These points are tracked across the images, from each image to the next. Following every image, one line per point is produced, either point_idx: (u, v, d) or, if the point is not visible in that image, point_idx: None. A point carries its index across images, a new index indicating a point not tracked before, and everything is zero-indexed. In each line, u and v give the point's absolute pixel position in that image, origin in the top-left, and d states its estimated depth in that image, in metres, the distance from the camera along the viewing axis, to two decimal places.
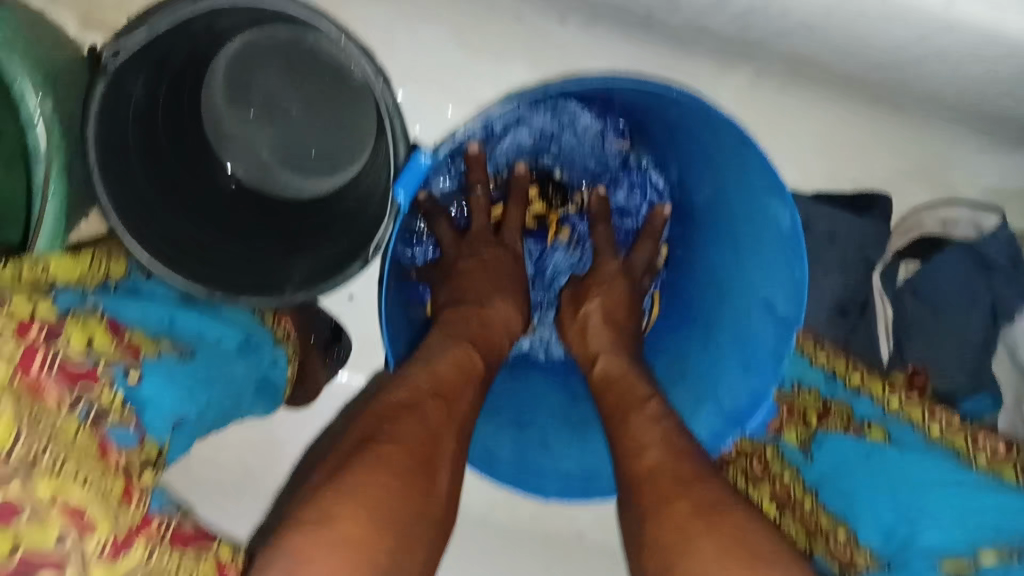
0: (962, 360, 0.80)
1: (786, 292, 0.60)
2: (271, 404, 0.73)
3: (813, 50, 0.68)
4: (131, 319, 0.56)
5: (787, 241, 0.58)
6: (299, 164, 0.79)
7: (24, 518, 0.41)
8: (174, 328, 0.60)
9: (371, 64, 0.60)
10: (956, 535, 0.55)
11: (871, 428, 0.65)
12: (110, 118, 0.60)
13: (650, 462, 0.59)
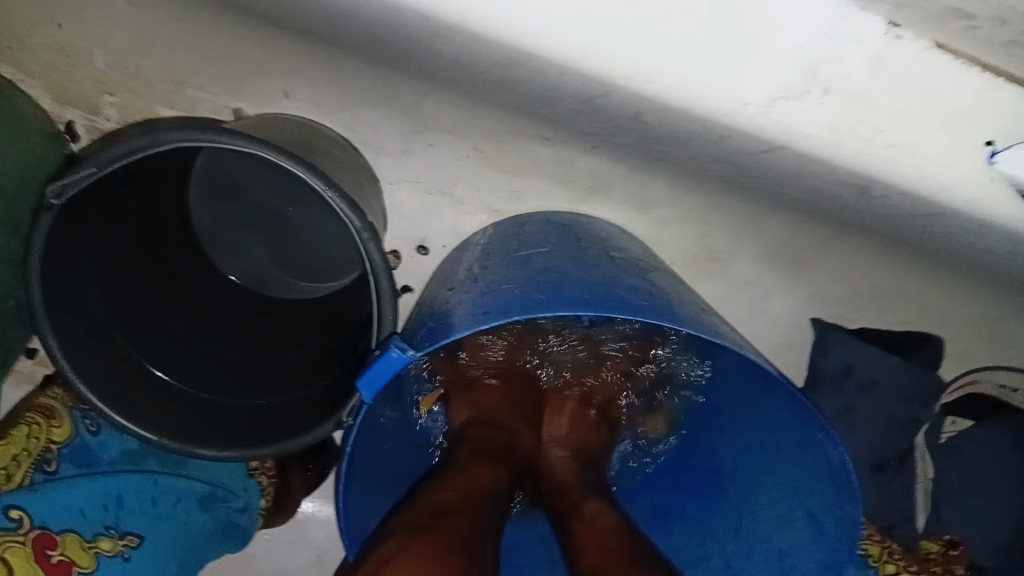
0: (1001, 542, 0.71)
1: (830, 527, 0.52)
2: (243, 543, 0.63)
3: (879, 224, 0.59)
4: (63, 523, 0.49)
5: (833, 472, 0.50)
6: (290, 262, 0.71)
7: None
8: (120, 514, 0.52)
9: (357, 220, 0.50)
10: None
11: None
12: (58, 242, 0.52)
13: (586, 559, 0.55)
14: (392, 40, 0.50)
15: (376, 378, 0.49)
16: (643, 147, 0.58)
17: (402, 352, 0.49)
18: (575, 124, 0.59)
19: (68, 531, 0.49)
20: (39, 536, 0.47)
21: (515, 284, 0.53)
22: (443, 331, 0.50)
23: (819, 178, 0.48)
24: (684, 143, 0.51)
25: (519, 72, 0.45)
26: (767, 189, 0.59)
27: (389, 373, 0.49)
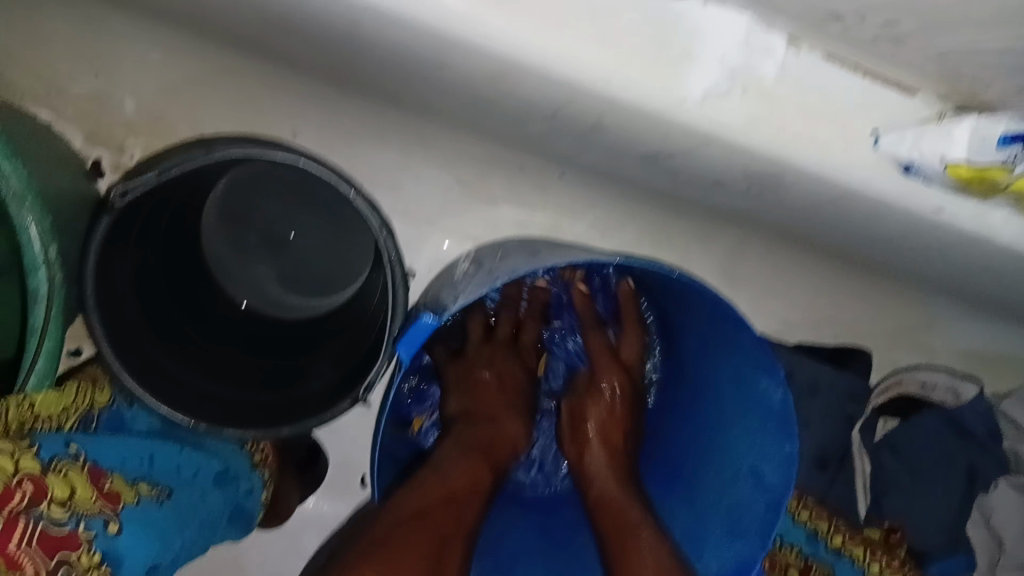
0: (935, 526, 0.80)
1: (772, 467, 0.60)
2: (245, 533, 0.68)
3: (806, 227, 0.69)
4: (110, 464, 0.56)
5: (775, 415, 0.59)
6: (294, 282, 0.79)
7: None
8: (153, 468, 0.59)
9: (375, 218, 0.59)
10: None
11: None
12: (110, 242, 0.59)
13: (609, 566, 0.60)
14: (397, 69, 0.59)
15: (411, 341, 0.58)
16: (609, 166, 0.68)
17: (431, 318, 0.58)
18: (550, 146, 0.68)
19: (115, 470, 0.56)
20: (92, 468, 0.54)
21: (513, 269, 0.63)
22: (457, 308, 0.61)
23: (751, 175, 0.57)
24: (641, 150, 0.60)
25: (505, 87, 0.54)
26: (712, 200, 0.68)
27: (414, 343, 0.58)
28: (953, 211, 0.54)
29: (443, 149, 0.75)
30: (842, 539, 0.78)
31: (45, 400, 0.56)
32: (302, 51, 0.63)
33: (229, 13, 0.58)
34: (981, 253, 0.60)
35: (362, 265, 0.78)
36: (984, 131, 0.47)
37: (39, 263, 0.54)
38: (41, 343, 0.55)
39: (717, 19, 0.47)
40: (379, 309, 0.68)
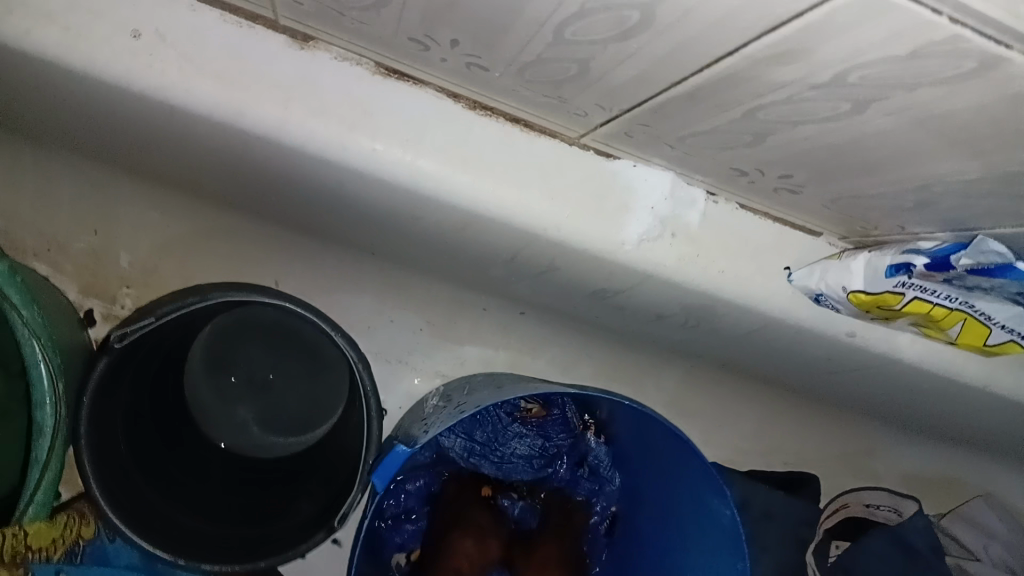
0: None
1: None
2: None
3: (743, 359, 0.77)
4: None
5: (731, 533, 0.63)
6: (271, 423, 0.82)
7: None
8: None
9: (354, 351, 0.65)
10: None
11: None
12: (106, 380, 0.64)
13: None
14: (375, 222, 0.67)
15: None
16: (565, 305, 0.76)
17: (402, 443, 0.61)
18: (513, 290, 0.76)
19: None
20: None
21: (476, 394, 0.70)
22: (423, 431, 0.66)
23: (688, 308, 0.65)
24: (589, 289, 0.68)
25: (473, 236, 0.62)
26: (658, 333, 0.76)
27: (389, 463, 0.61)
28: (862, 334, 0.61)
29: (414, 293, 0.83)
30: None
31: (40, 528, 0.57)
32: (288, 208, 0.70)
33: (228, 176, 0.66)
34: (898, 375, 0.67)
35: (335, 406, 0.82)
36: (875, 265, 0.54)
37: (46, 398, 0.58)
38: (41, 474, 0.59)
39: (647, 177, 0.57)
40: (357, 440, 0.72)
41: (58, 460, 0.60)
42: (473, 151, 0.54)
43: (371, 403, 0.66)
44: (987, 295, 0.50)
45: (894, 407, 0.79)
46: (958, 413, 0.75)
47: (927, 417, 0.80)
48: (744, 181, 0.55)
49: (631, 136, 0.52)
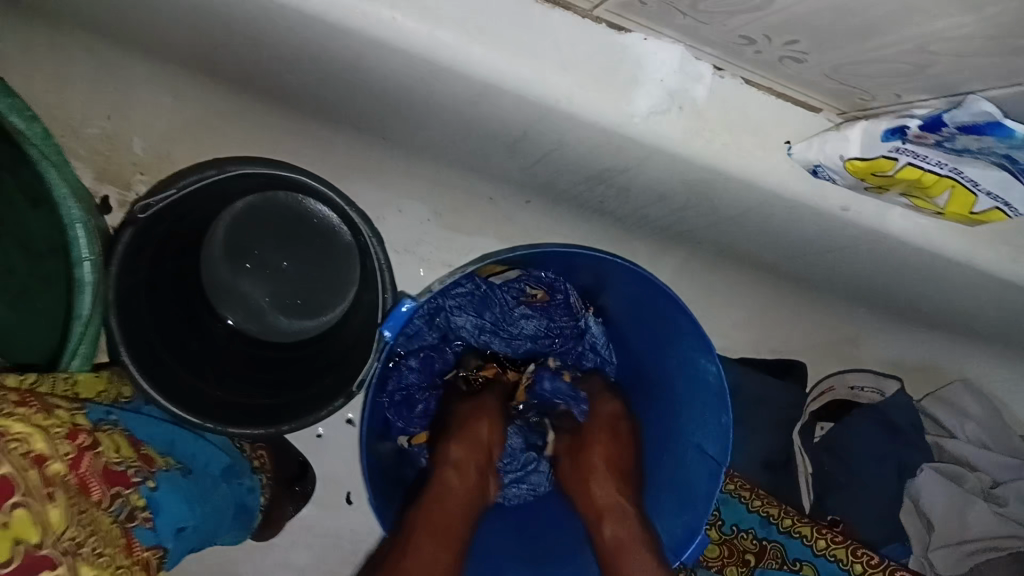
0: (875, 518, 0.86)
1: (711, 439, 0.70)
2: (241, 535, 0.73)
3: (739, 242, 0.80)
4: (143, 435, 0.56)
5: (716, 390, 0.68)
6: (287, 311, 0.86)
7: None
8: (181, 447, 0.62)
9: (367, 228, 0.66)
10: None
11: (802, 566, 0.76)
12: (132, 257, 0.64)
13: (609, 534, 0.71)
14: (386, 101, 0.69)
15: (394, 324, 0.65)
16: (567, 189, 0.78)
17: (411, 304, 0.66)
18: (517, 173, 0.79)
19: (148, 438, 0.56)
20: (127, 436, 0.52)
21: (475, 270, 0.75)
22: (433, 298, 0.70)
23: (689, 185, 0.67)
24: (595, 169, 0.70)
25: (483, 111, 0.64)
26: (657, 216, 0.79)
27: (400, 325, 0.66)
28: (855, 210, 0.65)
29: (420, 180, 0.85)
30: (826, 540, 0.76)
31: (88, 380, 0.58)
32: (298, 88, 0.72)
33: (241, 53, 0.67)
34: (892, 254, 0.70)
35: (342, 293, 0.86)
36: (874, 130, 0.56)
37: (83, 259, 0.64)
38: (83, 328, 0.64)
39: (656, 51, 0.59)
40: (370, 317, 0.75)
41: (97, 321, 0.64)
42: (488, 19, 0.55)
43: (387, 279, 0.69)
44: (973, 161, 0.54)
45: (880, 287, 0.83)
46: (943, 293, 0.79)
47: (910, 298, 0.84)
48: (746, 52, 0.57)
49: (644, 4, 0.54)
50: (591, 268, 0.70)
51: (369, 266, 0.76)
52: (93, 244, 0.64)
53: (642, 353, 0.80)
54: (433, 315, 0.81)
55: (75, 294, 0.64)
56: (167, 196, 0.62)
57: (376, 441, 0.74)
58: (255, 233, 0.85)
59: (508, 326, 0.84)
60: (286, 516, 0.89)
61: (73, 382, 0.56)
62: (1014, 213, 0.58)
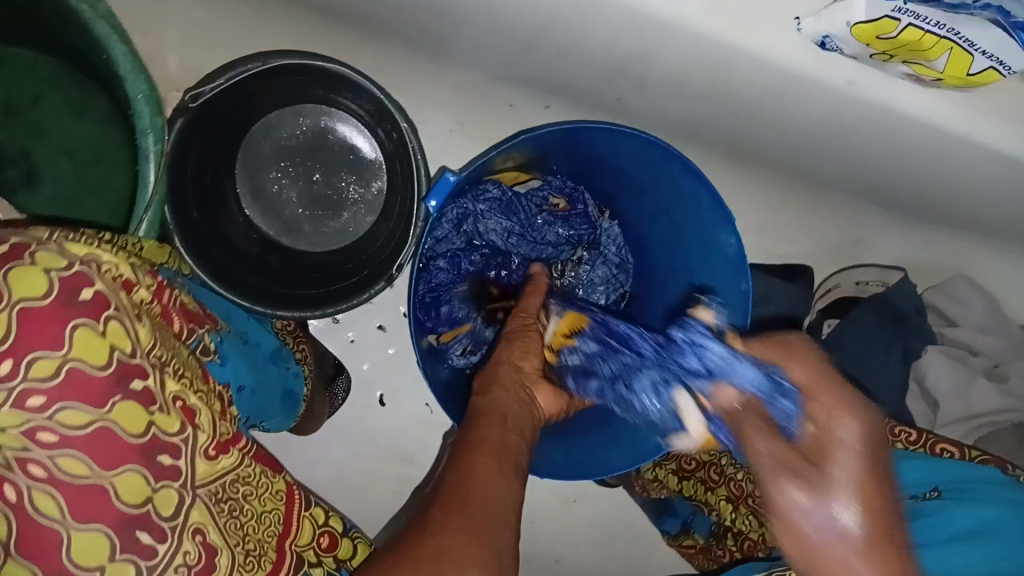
0: (889, 397, 0.89)
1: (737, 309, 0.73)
2: (287, 422, 0.78)
3: (748, 130, 0.84)
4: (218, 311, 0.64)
5: (736, 260, 0.72)
6: (318, 222, 0.91)
7: None
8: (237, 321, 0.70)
9: (400, 115, 0.74)
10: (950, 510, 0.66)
11: None
12: (182, 144, 0.72)
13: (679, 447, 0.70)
14: None
15: (439, 194, 0.69)
16: (588, 88, 0.83)
17: (454, 178, 0.69)
18: (541, 71, 0.84)
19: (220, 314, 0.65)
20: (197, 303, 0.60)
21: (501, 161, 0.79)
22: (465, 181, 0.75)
23: (701, 62, 0.72)
24: (613, 52, 0.75)
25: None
26: (674, 112, 0.84)
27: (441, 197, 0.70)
28: (861, 83, 0.70)
29: (442, 85, 0.90)
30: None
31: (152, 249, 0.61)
32: None
33: None
34: (891, 124, 0.75)
35: (373, 204, 0.92)
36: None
37: (148, 128, 0.64)
38: (150, 196, 0.64)
39: None
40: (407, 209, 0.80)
41: (162, 193, 0.65)
42: None
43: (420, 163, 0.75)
44: (966, 19, 0.58)
45: (883, 170, 0.87)
46: (943, 171, 0.83)
47: (910, 181, 0.89)
48: None
49: None
50: (607, 152, 0.75)
51: (402, 164, 0.83)
52: (157, 119, 0.64)
53: (659, 240, 0.83)
54: (461, 220, 0.84)
55: (140, 164, 0.64)
56: (216, 86, 0.71)
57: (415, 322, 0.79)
58: (290, 143, 0.90)
59: (533, 234, 0.88)
60: (324, 414, 0.94)
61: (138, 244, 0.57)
62: (1006, 70, 0.63)
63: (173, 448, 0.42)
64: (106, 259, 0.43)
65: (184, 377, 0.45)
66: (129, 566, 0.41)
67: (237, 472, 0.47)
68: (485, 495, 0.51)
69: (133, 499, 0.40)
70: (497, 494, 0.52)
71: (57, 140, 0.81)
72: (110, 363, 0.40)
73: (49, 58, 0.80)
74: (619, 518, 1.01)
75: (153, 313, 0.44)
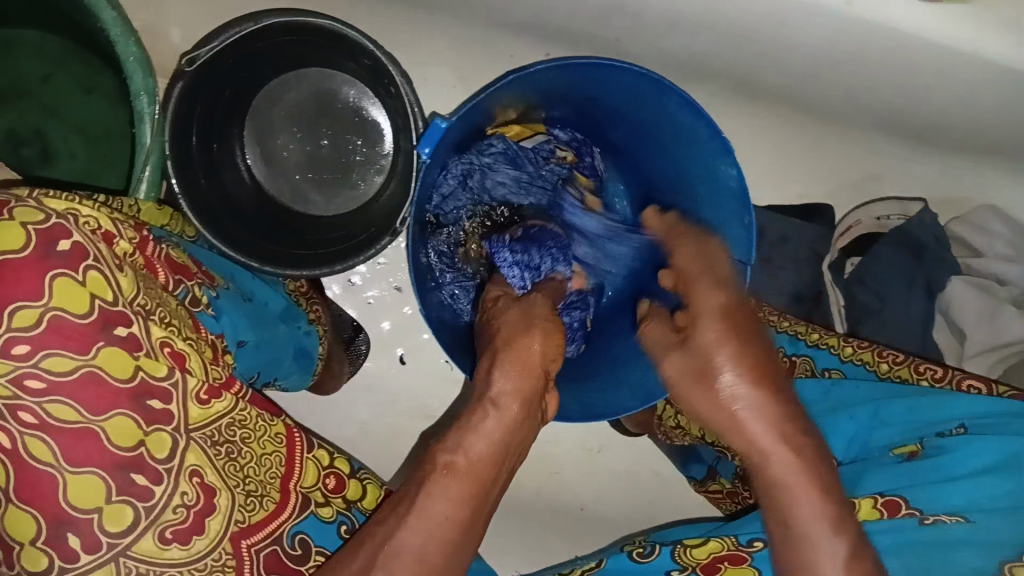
0: None
1: (739, 241, 0.72)
2: (303, 378, 0.80)
3: (749, 64, 0.82)
4: (221, 269, 0.66)
5: (738, 191, 0.71)
6: (325, 185, 0.92)
7: (36, 540, 0.40)
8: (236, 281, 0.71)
9: (395, 69, 0.74)
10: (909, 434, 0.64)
11: (829, 374, 0.76)
12: (183, 109, 0.73)
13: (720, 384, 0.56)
14: None
15: (430, 140, 0.69)
16: (582, 30, 0.82)
17: (445, 123, 0.69)
18: (535, 15, 0.82)
19: (229, 276, 0.67)
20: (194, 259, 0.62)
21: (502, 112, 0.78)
22: (465, 130, 0.74)
23: None
24: None
25: None
26: (675, 48, 0.82)
27: (435, 143, 0.70)
28: (859, 3, 0.68)
29: (438, 42, 0.89)
30: (851, 349, 0.76)
31: (150, 212, 0.62)
32: None
33: None
34: (892, 46, 0.73)
35: (379, 165, 0.92)
36: None
37: (142, 90, 0.65)
38: (147, 156, 0.66)
39: None
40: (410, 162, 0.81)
41: (159, 153, 0.67)
42: None
43: (413, 112, 0.75)
44: None
45: (894, 98, 0.84)
46: (954, 95, 0.80)
47: (922, 108, 0.86)
48: None
49: None
50: (603, 90, 0.74)
51: (402, 122, 0.82)
52: (150, 80, 0.66)
53: (664, 175, 0.81)
54: (466, 177, 0.83)
55: (136, 125, 0.65)
56: (213, 48, 0.72)
57: (423, 275, 0.79)
58: (297, 107, 0.90)
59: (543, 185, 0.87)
60: (345, 373, 0.96)
61: (132, 205, 0.59)
62: None
63: (163, 393, 0.44)
64: (86, 213, 0.44)
65: (171, 324, 0.46)
66: (125, 503, 0.42)
67: (232, 415, 0.48)
68: (486, 460, 0.55)
69: (125, 440, 0.42)
70: (492, 471, 0.55)
71: (70, 118, 0.83)
72: (93, 309, 0.41)
73: (56, 38, 0.82)
74: (645, 467, 1.01)
75: (135, 264, 0.46)
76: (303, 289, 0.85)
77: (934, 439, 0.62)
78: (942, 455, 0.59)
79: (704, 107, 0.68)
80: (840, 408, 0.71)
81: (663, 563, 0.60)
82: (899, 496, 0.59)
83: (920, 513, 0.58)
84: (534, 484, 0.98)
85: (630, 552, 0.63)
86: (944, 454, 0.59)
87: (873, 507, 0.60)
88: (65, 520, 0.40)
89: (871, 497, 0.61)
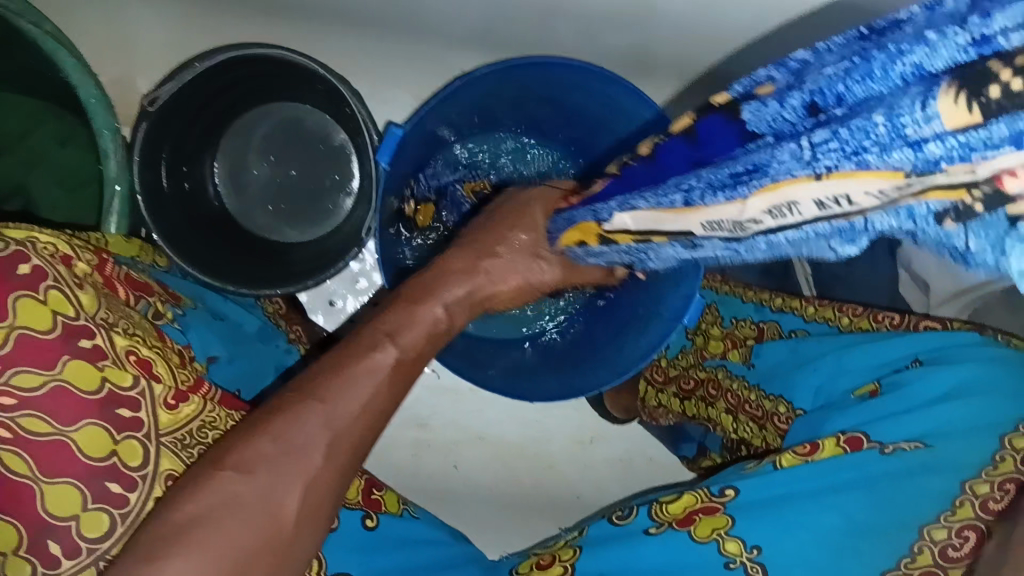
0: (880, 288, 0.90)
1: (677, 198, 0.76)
2: None
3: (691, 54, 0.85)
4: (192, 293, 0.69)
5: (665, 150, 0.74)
6: (299, 213, 0.94)
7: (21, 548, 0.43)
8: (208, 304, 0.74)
9: (345, 87, 0.77)
10: (865, 372, 0.70)
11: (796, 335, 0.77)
12: (149, 145, 0.77)
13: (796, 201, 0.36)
14: None
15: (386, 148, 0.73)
16: (526, 36, 0.85)
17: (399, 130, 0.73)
18: (481, 29, 0.85)
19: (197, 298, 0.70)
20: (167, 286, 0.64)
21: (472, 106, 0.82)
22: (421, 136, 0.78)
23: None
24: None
25: None
26: (616, 43, 0.85)
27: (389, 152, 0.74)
28: None
29: (393, 63, 0.93)
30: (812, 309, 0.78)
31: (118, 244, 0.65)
32: None
33: None
34: None
35: (348, 188, 0.95)
36: None
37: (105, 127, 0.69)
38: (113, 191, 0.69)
39: None
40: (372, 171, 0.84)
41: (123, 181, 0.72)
42: None
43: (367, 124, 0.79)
44: None
45: None
46: None
47: None
48: None
49: None
50: (546, 85, 0.76)
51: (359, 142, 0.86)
52: (110, 115, 0.69)
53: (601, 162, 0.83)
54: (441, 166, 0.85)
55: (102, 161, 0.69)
56: (171, 87, 0.75)
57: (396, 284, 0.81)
58: (266, 138, 0.92)
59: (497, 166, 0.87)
60: None
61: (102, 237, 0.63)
62: None
63: (133, 402, 0.46)
64: (45, 240, 0.47)
65: (134, 334, 0.50)
66: (100, 509, 0.44)
67: (201, 417, 0.53)
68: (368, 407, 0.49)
69: (94, 450, 0.44)
70: (376, 416, 0.50)
71: (46, 169, 0.86)
72: (56, 325, 0.44)
73: (26, 96, 0.85)
74: (637, 453, 1.03)
75: (96, 283, 0.50)
76: (281, 309, 0.88)
77: (891, 375, 0.68)
78: (904, 388, 0.65)
79: (639, 90, 0.71)
80: (802, 364, 0.74)
81: (640, 524, 0.64)
82: (860, 433, 0.63)
83: (880, 445, 0.62)
84: (529, 480, 1.00)
85: (610, 517, 0.67)
86: (905, 387, 0.65)
87: (836, 445, 0.64)
88: (48, 526, 0.43)
89: (832, 436, 0.64)
